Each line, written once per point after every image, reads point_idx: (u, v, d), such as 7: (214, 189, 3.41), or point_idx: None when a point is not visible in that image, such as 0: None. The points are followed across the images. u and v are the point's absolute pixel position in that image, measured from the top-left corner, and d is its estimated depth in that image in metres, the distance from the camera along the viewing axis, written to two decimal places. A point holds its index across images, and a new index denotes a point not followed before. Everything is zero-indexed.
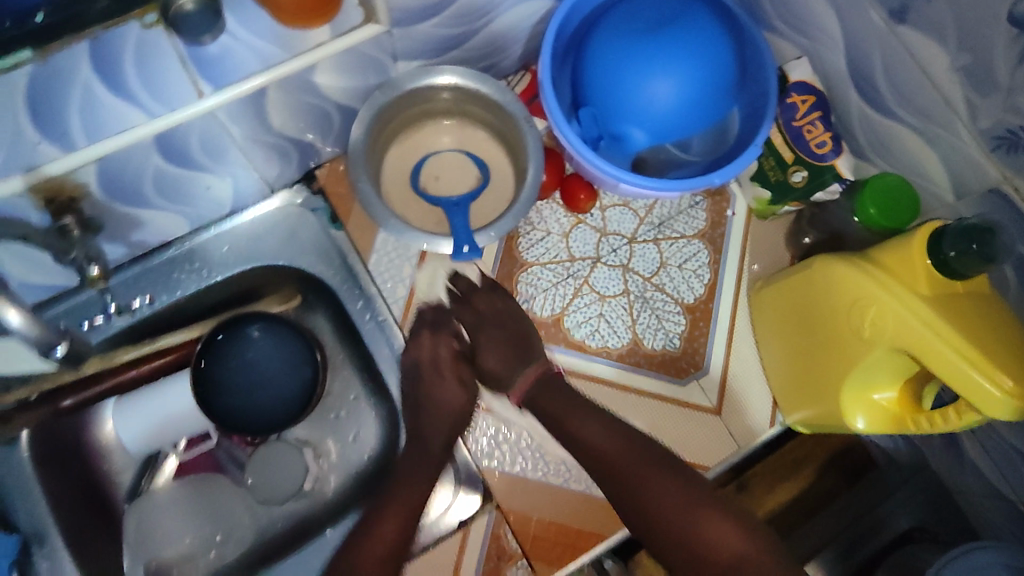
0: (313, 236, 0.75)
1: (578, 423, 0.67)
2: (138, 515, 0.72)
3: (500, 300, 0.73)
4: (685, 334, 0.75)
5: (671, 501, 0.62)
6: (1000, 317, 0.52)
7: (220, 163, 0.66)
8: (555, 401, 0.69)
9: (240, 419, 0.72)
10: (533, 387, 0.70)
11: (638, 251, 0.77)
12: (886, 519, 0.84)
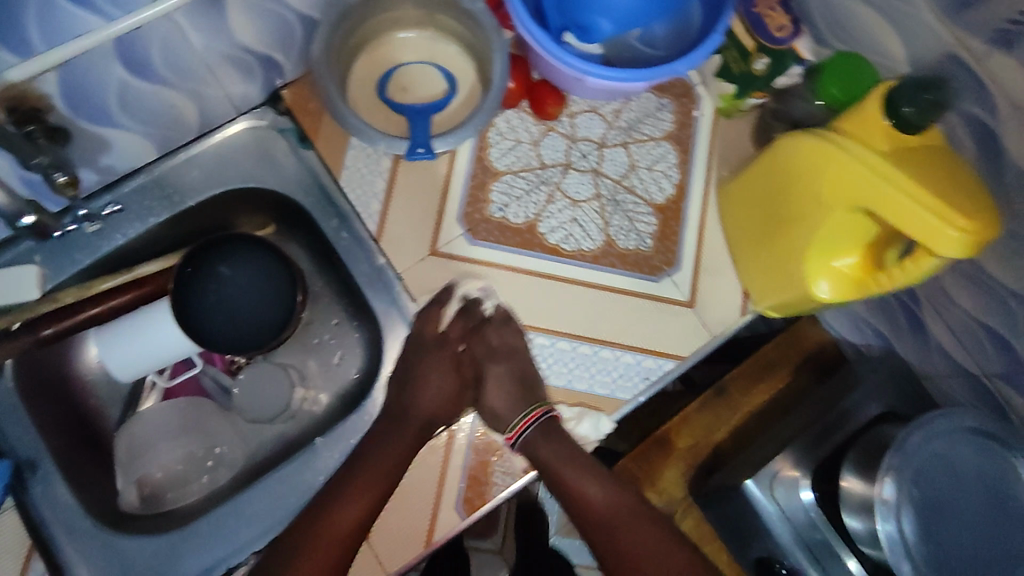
0: (282, 156, 0.75)
1: (576, 481, 0.68)
2: (129, 438, 0.75)
3: (474, 210, 0.74)
4: (657, 234, 0.77)
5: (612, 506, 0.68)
6: (954, 165, 0.53)
7: (185, 78, 0.66)
8: (553, 453, 0.68)
9: (220, 340, 0.71)
10: (533, 432, 0.68)
11: (608, 155, 0.78)
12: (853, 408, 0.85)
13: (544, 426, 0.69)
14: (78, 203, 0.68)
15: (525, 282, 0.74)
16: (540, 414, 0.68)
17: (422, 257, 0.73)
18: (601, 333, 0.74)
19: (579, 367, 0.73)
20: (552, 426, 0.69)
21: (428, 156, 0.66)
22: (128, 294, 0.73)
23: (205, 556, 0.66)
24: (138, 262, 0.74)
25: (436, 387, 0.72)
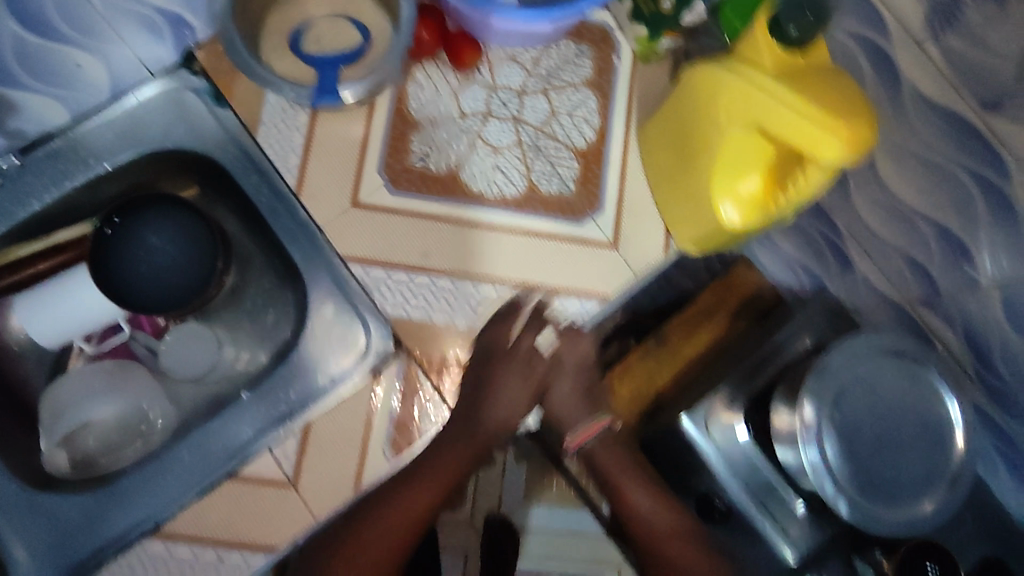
0: (198, 116, 0.75)
1: (628, 492, 0.70)
2: (53, 396, 0.73)
3: (395, 161, 0.75)
4: (579, 177, 0.77)
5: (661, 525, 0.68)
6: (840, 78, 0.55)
7: (87, 35, 0.65)
8: (610, 461, 0.71)
9: (141, 298, 0.71)
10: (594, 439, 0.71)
11: (528, 102, 0.79)
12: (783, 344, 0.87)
13: (602, 439, 0.72)
14: None
15: (449, 230, 0.74)
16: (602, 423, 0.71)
17: (345, 210, 0.73)
18: (527, 278, 0.75)
19: (506, 312, 0.73)
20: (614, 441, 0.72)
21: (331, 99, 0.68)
22: (47, 262, 0.74)
23: (136, 512, 0.66)
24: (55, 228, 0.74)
25: (517, 394, 0.71)
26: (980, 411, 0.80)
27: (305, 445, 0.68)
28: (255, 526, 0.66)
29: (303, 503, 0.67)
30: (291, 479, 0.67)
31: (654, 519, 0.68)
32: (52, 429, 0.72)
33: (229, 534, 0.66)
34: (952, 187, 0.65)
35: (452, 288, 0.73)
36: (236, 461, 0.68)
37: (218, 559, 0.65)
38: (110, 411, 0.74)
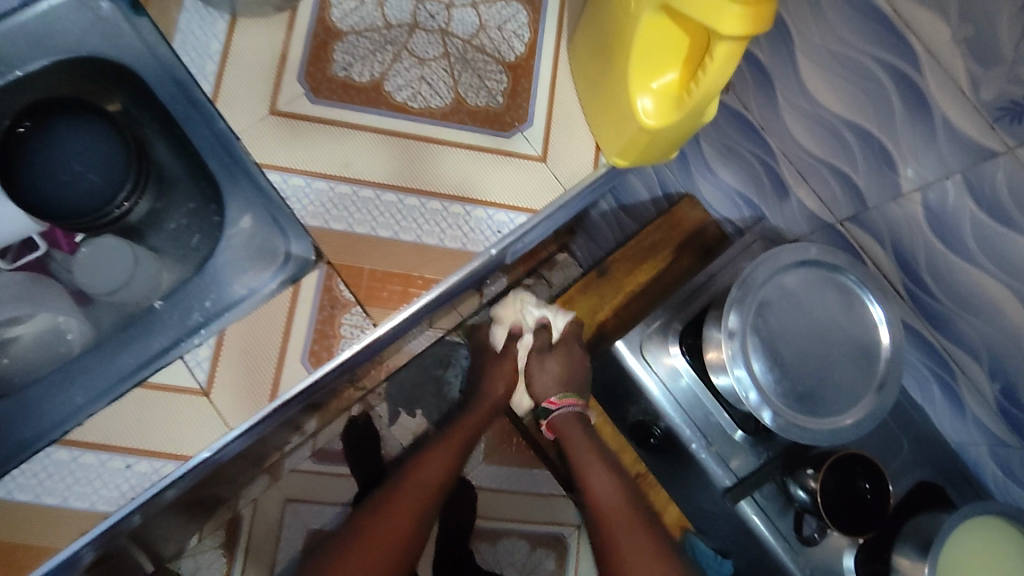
0: (112, 23, 0.73)
1: (591, 476, 0.87)
2: None
3: (317, 69, 0.75)
4: (508, 91, 0.77)
5: (610, 492, 0.85)
6: None
7: None
8: (575, 446, 0.89)
9: (45, 204, 0.73)
10: (565, 418, 0.91)
11: (456, 15, 0.78)
12: (716, 274, 0.85)
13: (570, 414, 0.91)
14: None
15: (371, 139, 0.73)
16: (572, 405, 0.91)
17: (263, 116, 0.72)
18: (451, 191, 0.73)
19: (428, 222, 0.72)
20: (582, 417, 0.91)
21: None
22: None
23: (45, 419, 0.65)
24: None
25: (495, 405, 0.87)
26: (911, 330, 0.79)
27: (219, 353, 0.66)
28: (165, 433, 0.64)
29: (214, 411, 0.65)
30: (204, 387, 0.65)
31: (611, 497, 0.85)
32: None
33: (132, 441, 0.63)
34: (870, 85, 0.65)
35: (374, 197, 0.71)
36: (148, 368, 0.66)
37: (124, 467, 0.62)
38: (27, 324, 0.74)
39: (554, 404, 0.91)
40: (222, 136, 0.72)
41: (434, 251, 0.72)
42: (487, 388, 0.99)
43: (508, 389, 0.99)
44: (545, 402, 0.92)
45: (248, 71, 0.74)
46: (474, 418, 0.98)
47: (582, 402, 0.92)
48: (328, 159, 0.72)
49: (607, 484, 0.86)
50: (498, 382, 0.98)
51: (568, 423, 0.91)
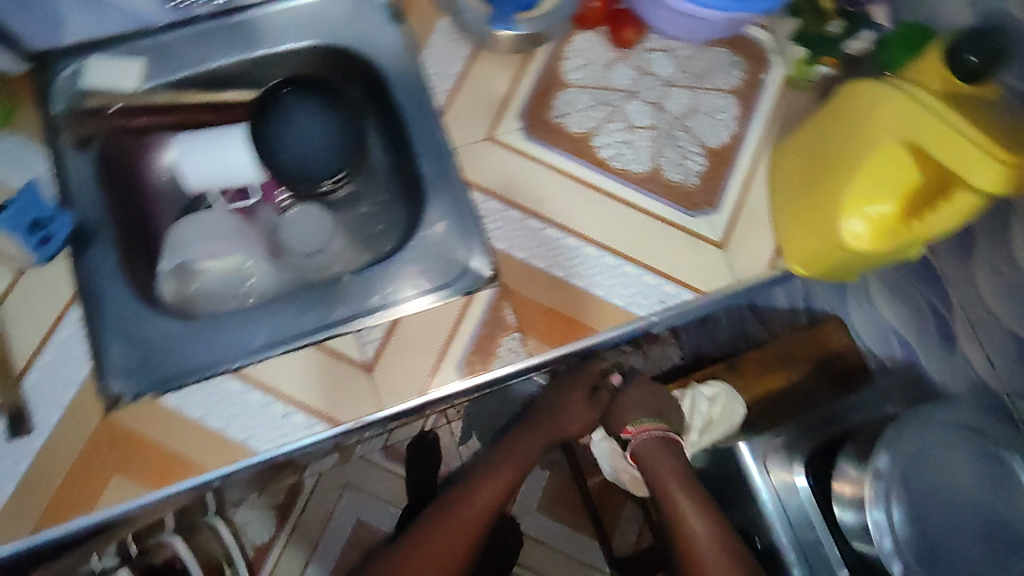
0: (374, 24, 0.82)
1: (684, 509, 0.83)
2: (184, 223, 0.80)
3: (538, 110, 0.81)
4: (704, 174, 0.80)
5: (703, 530, 0.81)
6: (994, 110, 0.63)
7: None
8: (663, 468, 0.85)
9: (271, 162, 0.82)
10: (652, 444, 0.87)
11: (672, 94, 0.83)
12: (845, 412, 0.83)
13: (658, 442, 0.87)
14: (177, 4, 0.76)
15: (567, 185, 0.78)
16: (658, 432, 0.86)
17: (479, 139, 0.80)
18: (629, 251, 0.76)
19: (598, 276, 0.75)
20: (668, 443, 0.87)
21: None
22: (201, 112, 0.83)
23: (243, 342, 0.71)
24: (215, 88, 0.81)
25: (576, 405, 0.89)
26: None
27: (388, 336, 0.71)
28: (321, 395, 0.69)
29: (370, 387, 0.70)
30: (367, 363, 0.70)
31: (705, 532, 0.81)
32: (173, 256, 0.78)
33: (293, 392, 0.69)
34: None
35: (556, 238, 0.76)
36: (322, 331, 0.72)
37: (284, 414, 0.68)
38: (220, 260, 0.79)
39: (632, 433, 0.87)
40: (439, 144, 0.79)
41: (601, 301, 0.74)
42: (564, 417, 0.90)
43: (587, 413, 0.90)
44: (622, 431, 0.88)
45: (477, 96, 0.81)
46: (531, 445, 0.92)
47: (665, 424, 0.87)
48: (525, 193, 0.77)
49: (703, 524, 0.82)
50: (574, 416, 0.89)
51: (653, 448, 0.87)
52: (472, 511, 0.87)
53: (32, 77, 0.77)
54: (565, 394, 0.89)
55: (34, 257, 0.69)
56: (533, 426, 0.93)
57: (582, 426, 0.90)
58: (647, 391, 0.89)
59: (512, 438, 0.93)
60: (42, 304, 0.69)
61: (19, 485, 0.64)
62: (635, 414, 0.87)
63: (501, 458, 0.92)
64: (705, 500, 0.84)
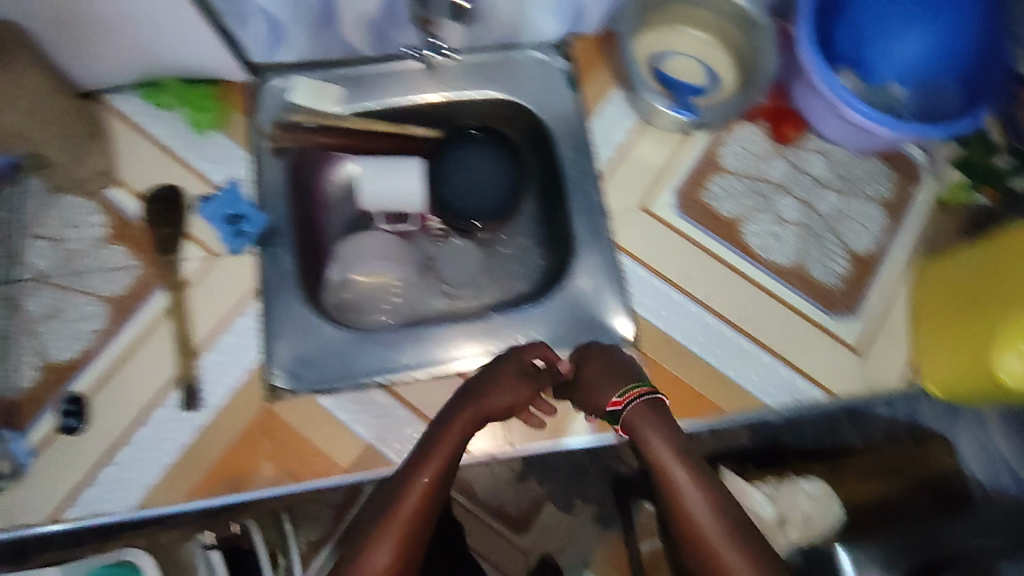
0: (552, 89, 0.88)
1: (678, 486, 0.60)
2: (352, 241, 0.87)
3: (692, 191, 0.84)
4: (847, 279, 0.83)
5: (708, 511, 0.58)
6: None
7: None
8: (652, 438, 0.62)
9: (438, 194, 0.87)
10: (635, 416, 0.64)
11: (823, 195, 0.85)
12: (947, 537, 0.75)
13: (641, 405, 0.65)
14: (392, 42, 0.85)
15: (714, 265, 0.81)
16: (646, 392, 0.66)
17: (634, 209, 0.84)
18: (766, 340, 0.80)
19: (732, 358, 0.79)
20: (660, 406, 0.65)
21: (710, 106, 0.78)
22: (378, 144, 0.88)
23: (385, 363, 0.76)
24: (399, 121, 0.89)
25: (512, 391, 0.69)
26: None
27: None
28: None
29: (507, 424, 0.76)
30: None
31: (705, 513, 0.58)
32: (342, 268, 0.85)
33: (432, 415, 0.75)
34: None
35: (697, 315, 0.80)
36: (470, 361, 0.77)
37: None
38: (376, 278, 0.86)
39: (618, 403, 0.66)
40: (593, 206, 0.84)
41: (733, 384, 0.78)
42: (493, 391, 0.68)
43: (519, 391, 0.70)
44: (607, 404, 0.67)
45: (636, 166, 0.86)
46: (454, 434, 0.65)
47: (647, 385, 0.66)
48: (671, 268, 0.81)
49: (700, 494, 0.59)
50: (505, 386, 0.69)
51: (642, 418, 0.64)
52: (404, 518, 0.59)
53: (243, 85, 0.83)
54: (498, 372, 0.70)
55: (226, 247, 0.77)
56: (455, 420, 0.66)
57: (508, 406, 0.69)
58: (607, 365, 0.70)
59: (433, 431, 0.66)
60: (222, 294, 0.76)
61: (182, 454, 0.71)
62: (609, 384, 0.68)
63: (417, 455, 0.63)
64: (702, 464, 0.61)
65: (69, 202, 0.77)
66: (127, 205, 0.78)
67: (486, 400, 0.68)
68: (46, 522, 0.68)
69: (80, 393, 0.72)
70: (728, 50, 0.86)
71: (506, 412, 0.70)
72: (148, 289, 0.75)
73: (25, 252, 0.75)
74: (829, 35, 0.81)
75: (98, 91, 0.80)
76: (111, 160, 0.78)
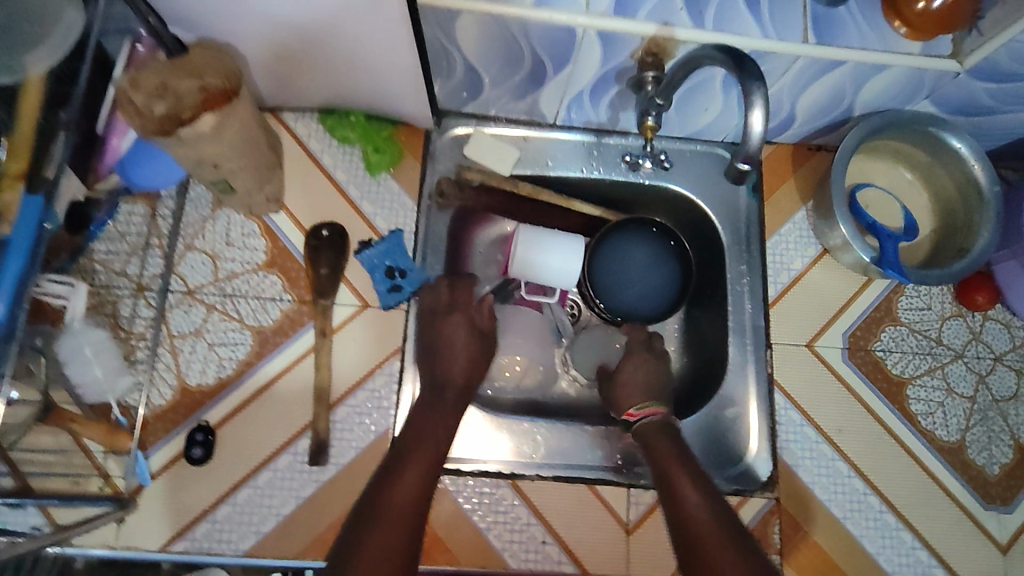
0: (734, 193, 0.82)
1: (678, 485, 0.63)
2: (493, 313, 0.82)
3: (863, 338, 0.80)
4: (1007, 468, 0.78)
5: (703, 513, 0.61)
6: None
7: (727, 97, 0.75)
8: (661, 446, 0.68)
9: (597, 280, 0.82)
10: (649, 425, 0.70)
11: (998, 372, 0.80)
12: None
13: (660, 423, 0.70)
14: (584, 116, 0.80)
15: (871, 422, 0.78)
16: (655, 412, 0.71)
17: (799, 344, 0.79)
18: (908, 516, 0.75)
19: (875, 531, 0.75)
20: (667, 425, 0.70)
21: (903, 277, 0.71)
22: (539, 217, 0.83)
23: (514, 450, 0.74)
24: (568, 192, 0.84)
25: (459, 341, 0.71)
26: None
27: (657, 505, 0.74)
28: (584, 537, 0.72)
29: (627, 549, 0.72)
30: (630, 525, 0.73)
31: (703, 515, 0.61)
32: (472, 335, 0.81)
33: (557, 524, 0.72)
34: None
35: (844, 475, 0.76)
36: (600, 471, 0.74)
37: (542, 541, 0.71)
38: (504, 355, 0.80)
39: (634, 414, 0.72)
40: (754, 331, 0.79)
41: (868, 556, 0.74)
42: (449, 353, 0.71)
43: (475, 358, 0.71)
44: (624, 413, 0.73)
45: (807, 296, 0.81)
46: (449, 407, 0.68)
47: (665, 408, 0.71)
48: (825, 416, 0.77)
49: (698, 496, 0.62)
50: (462, 349, 0.71)
51: (653, 432, 0.70)
52: (397, 502, 0.59)
53: (423, 134, 0.80)
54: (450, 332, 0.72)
55: (381, 301, 0.75)
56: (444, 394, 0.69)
57: (467, 377, 0.70)
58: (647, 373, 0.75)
59: (417, 424, 0.66)
60: (366, 347, 0.74)
61: (298, 508, 0.69)
62: (634, 395, 0.74)
63: (405, 448, 0.64)
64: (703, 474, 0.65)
65: (234, 218, 0.75)
66: (289, 235, 0.75)
67: (453, 373, 0.70)
68: (159, 549, 0.67)
69: (210, 423, 0.70)
70: (932, 197, 0.81)
71: (471, 385, 0.71)
72: (296, 325, 0.73)
73: (182, 262, 0.73)
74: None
75: (277, 109, 0.78)
76: (282, 185, 0.75)
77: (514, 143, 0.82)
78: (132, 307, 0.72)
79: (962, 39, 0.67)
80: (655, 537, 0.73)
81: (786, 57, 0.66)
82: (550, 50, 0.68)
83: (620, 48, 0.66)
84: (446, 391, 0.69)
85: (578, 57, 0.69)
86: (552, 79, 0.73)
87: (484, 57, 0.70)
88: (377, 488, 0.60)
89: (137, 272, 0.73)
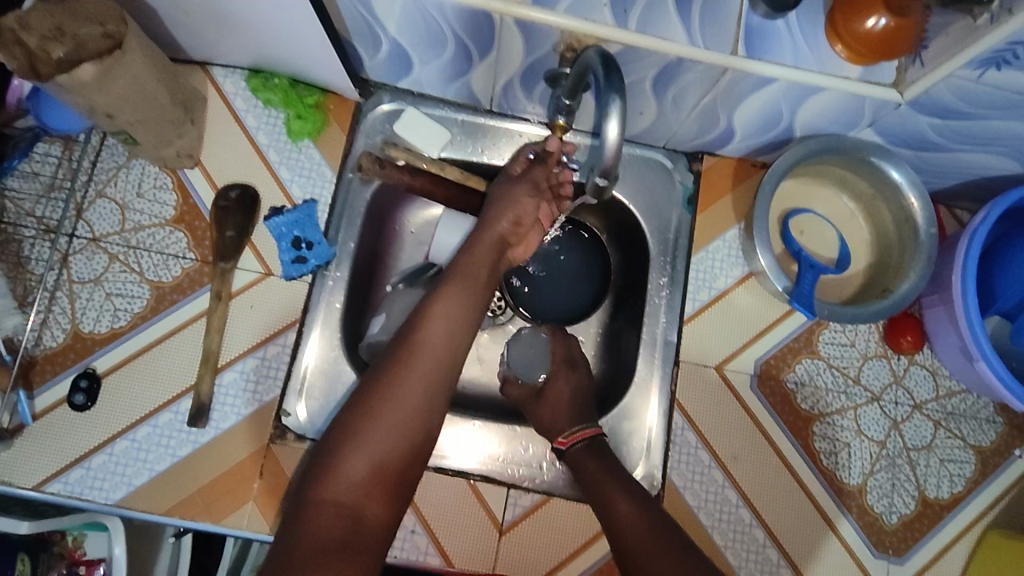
0: (667, 201, 0.79)
1: (609, 493, 0.65)
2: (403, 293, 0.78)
3: (776, 367, 0.77)
4: (907, 519, 0.75)
5: (633, 515, 0.63)
6: None
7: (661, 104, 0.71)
8: (595, 467, 0.68)
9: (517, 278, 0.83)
10: (581, 446, 0.70)
11: (915, 420, 0.77)
12: None
13: (593, 445, 0.70)
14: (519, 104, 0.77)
15: (768, 453, 0.75)
16: (591, 431, 0.71)
17: (708, 364, 0.77)
18: (793, 555, 0.74)
19: (755, 565, 0.73)
20: (597, 450, 0.70)
21: (811, 313, 0.68)
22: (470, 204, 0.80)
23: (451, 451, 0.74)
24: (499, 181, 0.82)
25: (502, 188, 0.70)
26: None
27: (534, 508, 0.73)
28: (454, 529, 0.72)
29: (497, 546, 0.72)
30: (503, 525, 0.72)
31: (631, 521, 0.62)
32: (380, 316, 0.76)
33: (430, 515, 0.72)
34: None
35: (733, 504, 0.74)
36: (485, 471, 0.74)
37: (410, 529, 0.71)
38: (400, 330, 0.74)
39: (563, 442, 0.70)
40: (665, 345, 0.77)
41: None
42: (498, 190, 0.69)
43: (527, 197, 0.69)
44: (553, 441, 0.71)
45: (726, 315, 0.78)
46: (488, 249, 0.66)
47: (597, 429, 0.71)
48: (723, 441, 0.76)
49: (628, 503, 0.64)
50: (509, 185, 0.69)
51: (583, 457, 0.69)
52: (432, 339, 0.60)
53: (353, 104, 0.79)
54: (504, 191, 0.69)
55: (284, 270, 0.74)
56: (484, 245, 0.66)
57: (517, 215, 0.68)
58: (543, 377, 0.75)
59: (458, 268, 0.65)
60: (262, 316, 0.73)
61: (172, 467, 0.69)
62: (561, 422, 0.72)
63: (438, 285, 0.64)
64: (629, 483, 0.66)
65: (147, 170, 0.75)
66: (200, 192, 0.75)
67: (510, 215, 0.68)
68: (31, 488, 0.68)
69: (97, 371, 0.70)
70: (872, 231, 0.77)
71: (523, 234, 0.69)
72: (195, 285, 0.73)
73: (90, 209, 0.73)
74: (987, 279, 0.72)
75: (207, 64, 0.77)
76: (199, 141, 0.74)
77: (446, 124, 0.79)
78: (35, 247, 0.72)
79: (906, 67, 0.62)
80: (526, 538, 0.72)
81: (712, 66, 0.61)
82: (468, 31, 0.64)
83: (538, 39, 0.63)
84: (490, 243, 0.67)
85: (499, 43, 0.65)
86: (478, 63, 0.70)
87: (405, 32, 0.67)
88: (410, 330, 0.60)
89: (44, 213, 0.72)
